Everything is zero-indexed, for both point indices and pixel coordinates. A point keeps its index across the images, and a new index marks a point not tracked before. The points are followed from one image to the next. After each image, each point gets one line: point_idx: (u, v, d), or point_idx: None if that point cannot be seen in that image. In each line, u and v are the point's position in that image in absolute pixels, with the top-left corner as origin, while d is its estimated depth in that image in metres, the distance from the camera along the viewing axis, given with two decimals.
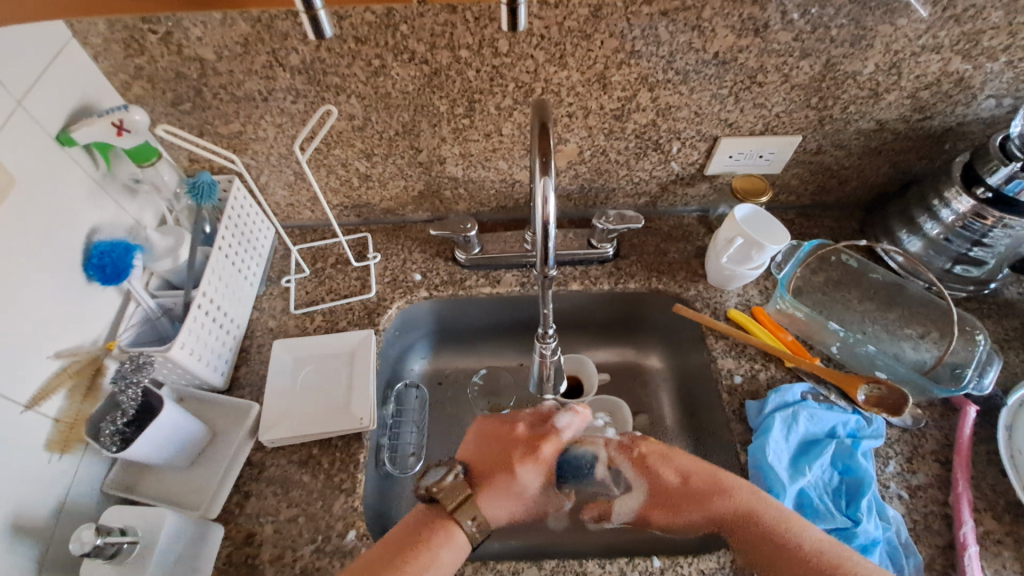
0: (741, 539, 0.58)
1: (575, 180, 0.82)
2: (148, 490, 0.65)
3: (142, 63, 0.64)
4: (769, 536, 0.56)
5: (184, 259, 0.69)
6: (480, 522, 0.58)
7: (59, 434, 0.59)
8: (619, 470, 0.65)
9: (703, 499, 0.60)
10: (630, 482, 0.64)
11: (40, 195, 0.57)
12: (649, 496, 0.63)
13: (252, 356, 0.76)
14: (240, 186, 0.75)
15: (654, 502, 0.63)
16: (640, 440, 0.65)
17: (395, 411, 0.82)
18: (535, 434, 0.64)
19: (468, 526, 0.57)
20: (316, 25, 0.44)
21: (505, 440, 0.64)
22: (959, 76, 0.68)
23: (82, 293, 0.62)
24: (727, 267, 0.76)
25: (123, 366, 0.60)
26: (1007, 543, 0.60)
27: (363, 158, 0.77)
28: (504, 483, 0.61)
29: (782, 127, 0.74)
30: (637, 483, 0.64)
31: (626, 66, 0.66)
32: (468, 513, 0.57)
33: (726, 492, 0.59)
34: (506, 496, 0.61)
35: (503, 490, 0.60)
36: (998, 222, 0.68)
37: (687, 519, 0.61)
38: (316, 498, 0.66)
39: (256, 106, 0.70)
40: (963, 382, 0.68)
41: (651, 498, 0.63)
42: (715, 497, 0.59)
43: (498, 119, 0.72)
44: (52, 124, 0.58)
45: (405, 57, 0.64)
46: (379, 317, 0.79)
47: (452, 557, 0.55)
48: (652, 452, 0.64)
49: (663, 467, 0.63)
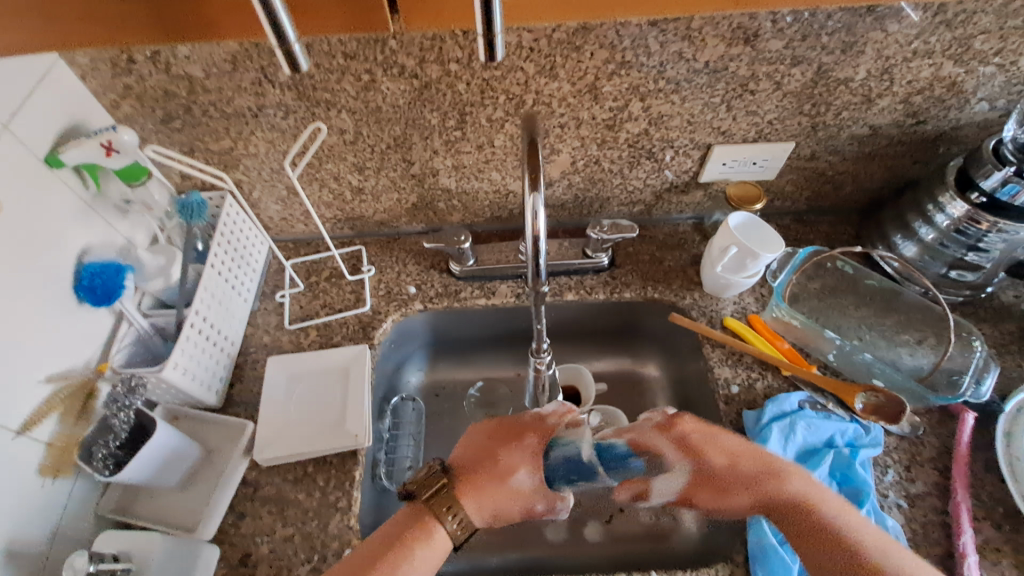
0: (794, 525, 0.56)
1: (569, 190, 0.81)
2: (143, 512, 0.65)
3: (130, 81, 0.64)
4: (815, 520, 0.55)
5: (176, 278, 0.69)
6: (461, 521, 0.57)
7: (52, 458, 0.58)
8: (664, 456, 0.63)
9: (750, 485, 0.58)
10: (671, 464, 0.63)
11: (28, 219, 0.56)
12: (695, 478, 0.61)
13: (246, 372, 0.76)
14: (232, 202, 0.74)
15: (699, 484, 0.61)
16: (680, 420, 0.63)
17: (392, 424, 0.82)
18: (521, 425, 0.64)
19: (450, 524, 0.56)
20: (291, 59, 0.43)
21: (488, 434, 0.63)
22: (952, 81, 0.67)
23: (73, 314, 0.61)
24: (722, 276, 0.76)
25: (115, 389, 0.60)
26: (1006, 551, 0.60)
27: (355, 172, 0.77)
28: (488, 473, 0.59)
29: (775, 134, 0.74)
30: (683, 468, 0.62)
31: (617, 76, 0.66)
32: (445, 507, 0.56)
33: (778, 479, 0.58)
34: (491, 491, 0.59)
35: (487, 486, 0.59)
36: (993, 227, 0.68)
37: (735, 504, 0.59)
38: (311, 517, 0.65)
39: (246, 122, 0.69)
40: (960, 391, 0.68)
41: (694, 481, 0.62)
42: (772, 483, 0.58)
43: (490, 131, 0.72)
44: (40, 146, 0.58)
45: (394, 72, 0.64)
46: (374, 331, 0.79)
47: (428, 559, 0.54)
48: (697, 437, 0.62)
49: (714, 453, 0.61)
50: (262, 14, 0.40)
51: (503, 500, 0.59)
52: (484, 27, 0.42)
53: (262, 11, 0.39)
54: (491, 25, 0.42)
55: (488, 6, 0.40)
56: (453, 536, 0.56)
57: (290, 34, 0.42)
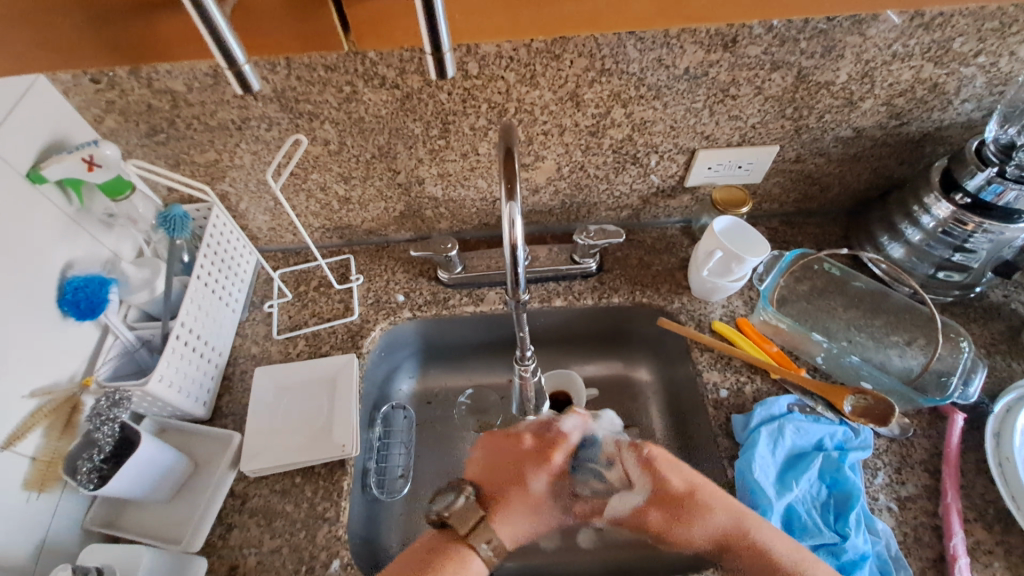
0: (733, 551, 0.56)
1: (555, 196, 0.82)
2: (130, 526, 0.64)
3: (112, 97, 0.64)
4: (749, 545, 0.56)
5: (160, 291, 0.69)
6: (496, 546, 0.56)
7: (36, 472, 0.58)
8: (626, 470, 0.62)
9: (692, 509, 0.58)
10: (634, 482, 0.61)
11: (10, 233, 0.56)
12: (653, 500, 0.60)
13: (235, 383, 0.75)
14: (219, 212, 0.74)
15: (654, 509, 0.60)
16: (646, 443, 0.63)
17: (382, 433, 0.81)
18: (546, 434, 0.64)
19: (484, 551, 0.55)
20: (242, 79, 0.44)
21: (514, 449, 0.63)
22: (933, 82, 0.68)
23: (57, 328, 0.61)
24: (709, 280, 0.76)
25: (99, 403, 0.59)
26: (998, 553, 0.60)
27: (341, 182, 0.77)
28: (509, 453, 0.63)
29: (759, 138, 0.74)
30: (645, 485, 0.60)
31: (598, 83, 0.66)
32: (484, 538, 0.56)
33: (699, 508, 0.58)
34: (521, 511, 0.59)
35: (519, 510, 0.59)
36: (978, 227, 0.68)
37: (693, 536, 0.57)
38: (299, 528, 0.65)
39: (230, 134, 0.69)
40: (948, 392, 0.67)
41: (650, 500, 0.60)
42: (698, 511, 0.57)
43: (473, 139, 0.72)
44: (21, 161, 0.58)
45: (376, 83, 0.64)
46: (362, 340, 0.79)
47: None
48: (663, 459, 0.61)
49: (671, 472, 0.60)
50: (209, 38, 0.40)
51: (534, 521, 0.60)
52: (431, 46, 0.42)
53: (208, 36, 0.40)
54: (440, 44, 0.42)
55: (434, 27, 0.41)
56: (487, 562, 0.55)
57: (239, 54, 0.42)
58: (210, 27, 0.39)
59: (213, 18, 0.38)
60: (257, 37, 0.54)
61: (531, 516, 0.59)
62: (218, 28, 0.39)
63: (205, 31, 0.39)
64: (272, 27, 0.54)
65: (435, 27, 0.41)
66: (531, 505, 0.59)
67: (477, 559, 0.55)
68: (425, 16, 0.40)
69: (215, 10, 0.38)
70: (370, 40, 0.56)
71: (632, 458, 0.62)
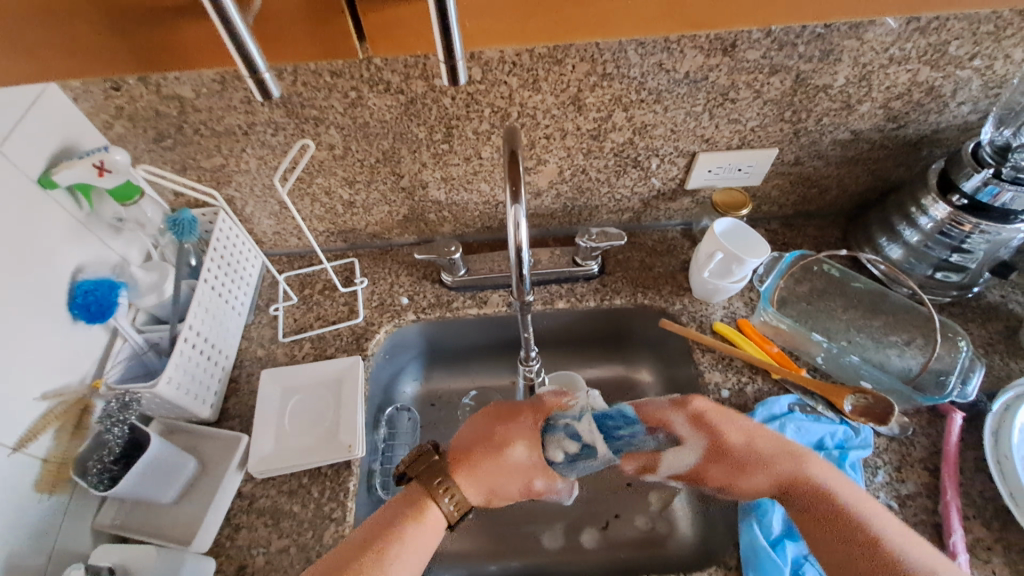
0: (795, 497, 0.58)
1: (557, 199, 0.82)
2: (139, 526, 0.65)
3: (122, 102, 0.65)
4: (829, 504, 0.56)
5: (169, 294, 0.70)
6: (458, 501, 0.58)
7: (47, 474, 0.59)
8: (674, 431, 0.63)
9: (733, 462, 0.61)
10: (684, 438, 0.62)
11: (22, 238, 0.57)
12: (709, 453, 0.62)
13: (241, 386, 0.76)
14: (226, 217, 0.75)
15: (711, 464, 0.62)
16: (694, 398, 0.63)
17: (386, 434, 0.82)
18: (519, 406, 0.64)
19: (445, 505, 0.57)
20: (262, 85, 0.45)
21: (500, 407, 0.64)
22: (929, 86, 0.69)
23: (68, 332, 0.62)
24: (710, 281, 0.77)
25: (110, 404, 0.60)
26: (997, 550, 0.60)
27: (346, 186, 0.78)
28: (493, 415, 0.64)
29: (757, 141, 0.75)
30: (698, 442, 0.62)
31: (599, 88, 0.67)
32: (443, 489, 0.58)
33: (766, 463, 0.60)
34: (486, 466, 0.60)
35: (484, 463, 0.60)
36: (975, 228, 0.69)
37: (749, 484, 0.60)
38: (306, 528, 0.66)
39: (237, 140, 0.70)
40: (946, 391, 0.68)
41: (707, 457, 0.62)
42: (761, 466, 0.60)
43: (477, 144, 0.73)
44: (33, 167, 0.59)
45: (381, 88, 0.65)
46: (367, 342, 0.80)
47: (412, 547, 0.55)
48: (708, 411, 0.62)
49: (726, 426, 0.62)
50: (230, 45, 0.41)
51: (499, 477, 0.60)
52: (445, 54, 0.44)
53: (229, 43, 0.41)
54: (453, 51, 0.43)
55: (447, 33, 0.42)
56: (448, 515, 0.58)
57: (259, 63, 0.43)
58: (231, 34, 0.40)
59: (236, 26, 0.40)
60: (269, 44, 0.53)
61: (500, 472, 0.60)
62: (240, 35, 0.40)
63: (228, 39, 0.40)
64: (284, 32, 0.52)
65: (449, 30, 0.42)
66: (498, 459, 0.60)
67: (433, 509, 0.57)
68: (439, 25, 0.41)
69: (238, 19, 0.40)
70: (382, 44, 0.54)
71: (679, 419, 0.62)
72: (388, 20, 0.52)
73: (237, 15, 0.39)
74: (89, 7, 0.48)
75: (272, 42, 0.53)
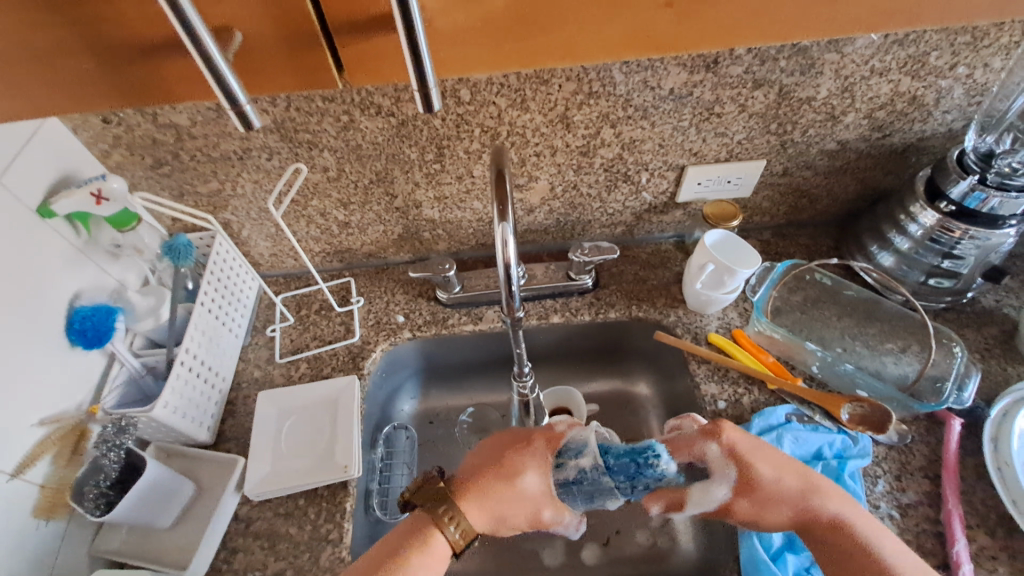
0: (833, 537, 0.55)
1: (550, 215, 0.83)
2: (136, 552, 0.64)
3: (119, 132, 0.67)
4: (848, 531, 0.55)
5: (165, 318, 0.71)
6: (463, 529, 0.55)
7: (46, 500, 0.59)
8: (704, 460, 0.59)
9: (765, 456, 0.59)
10: (713, 470, 0.59)
11: (22, 266, 0.58)
12: (737, 490, 0.58)
13: (238, 409, 0.76)
14: (222, 240, 0.76)
15: (739, 498, 0.58)
16: (725, 425, 0.60)
17: (384, 454, 0.81)
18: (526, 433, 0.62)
19: (450, 530, 0.54)
20: (244, 117, 0.46)
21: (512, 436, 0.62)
22: (912, 95, 0.70)
23: (64, 358, 0.62)
24: (703, 292, 0.77)
25: (107, 429, 0.62)
26: (1002, 559, 0.59)
27: (340, 208, 0.79)
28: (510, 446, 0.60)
29: (745, 153, 0.76)
30: (727, 475, 0.58)
31: (586, 106, 0.68)
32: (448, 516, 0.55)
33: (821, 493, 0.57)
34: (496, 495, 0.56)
35: (492, 486, 0.56)
36: (965, 234, 0.69)
37: (772, 519, 0.57)
38: (303, 551, 0.65)
39: (233, 164, 0.72)
40: (943, 397, 0.68)
41: (736, 489, 0.58)
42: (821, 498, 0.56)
43: (468, 162, 0.74)
44: (31, 197, 0.60)
45: (372, 111, 0.67)
46: (363, 361, 0.80)
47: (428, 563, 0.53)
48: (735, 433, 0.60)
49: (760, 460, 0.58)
50: (212, 83, 0.42)
51: (510, 505, 0.56)
52: (417, 82, 0.45)
53: (209, 77, 0.42)
54: (425, 80, 0.45)
55: (419, 63, 0.44)
56: (454, 544, 0.54)
57: (240, 95, 0.44)
58: (215, 72, 0.42)
59: (215, 60, 0.41)
60: (249, 76, 0.55)
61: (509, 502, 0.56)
62: (220, 72, 0.42)
63: (208, 74, 0.42)
64: (266, 67, 0.54)
65: (420, 60, 0.44)
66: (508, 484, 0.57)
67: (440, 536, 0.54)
68: (410, 54, 0.43)
69: (218, 55, 0.41)
70: (360, 76, 0.56)
71: (714, 448, 0.59)
72: (364, 54, 0.54)
73: (217, 52, 0.41)
74: (82, 48, 0.50)
75: (256, 77, 0.55)
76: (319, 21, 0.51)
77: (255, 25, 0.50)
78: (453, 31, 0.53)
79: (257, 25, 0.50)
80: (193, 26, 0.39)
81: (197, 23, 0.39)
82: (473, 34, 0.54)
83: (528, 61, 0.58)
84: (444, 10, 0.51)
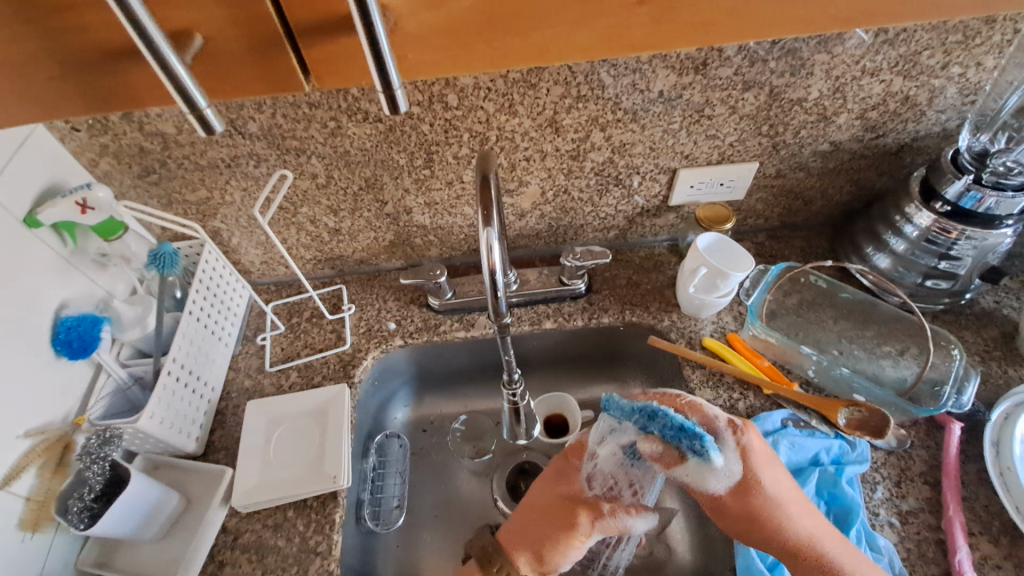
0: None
1: (542, 220, 0.83)
2: (122, 567, 0.63)
3: (106, 140, 0.67)
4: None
5: (152, 326, 0.71)
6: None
7: (31, 512, 0.58)
8: None
9: None
10: None
11: (6, 275, 0.58)
12: None
13: (227, 419, 0.75)
14: (211, 248, 0.75)
15: None
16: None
17: (377, 463, 0.80)
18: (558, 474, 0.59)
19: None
20: (204, 122, 0.45)
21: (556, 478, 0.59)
22: (905, 95, 0.69)
23: (48, 368, 0.62)
24: (696, 296, 0.76)
25: (89, 441, 0.59)
26: (1006, 568, 0.58)
27: (330, 214, 0.79)
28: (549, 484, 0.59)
29: (737, 155, 0.76)
30: None
31: (575, 109, 0.68)
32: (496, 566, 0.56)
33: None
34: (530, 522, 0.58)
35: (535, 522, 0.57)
36: (961, 234, 0.68)
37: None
38: (291, 564, 0.64)
39: (221, 172, 0.71)
40: (942, 401, 0.67)
41: None
42: None
43: (457, 168, 0.74)
44: (18, 206, 0.60)
45: (359, 117, 0.66)
46: (355, 368, 0.79)
47: None
48: None
49: None
50: (171, 87, 0.42)
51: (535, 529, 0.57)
52: (382, 86, 0.45)
53: (170, 86, 0.41)
54: (390, 83, 0.45)
55: (384, 70, 0.44)
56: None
57: (200, 99, 0.43)
58: (171, 77, 0.41)
59: (171, 64, 0.40)
60: (219, 82, 0.55)
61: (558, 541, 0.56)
62: (179, 76, 0.41)
63: (168, 83, 0.41)
64: (231, 68, 0.54)
65: (386, 71, 0.44)
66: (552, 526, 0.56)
67: None
68: (374, 59, 0.43)
69: (175, 59, 0.40)
70: (328, 80, 0.57)
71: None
72: (334, 54, 0.54)
73: (174, 56, 0.40)
74: (48, 54, 0.50)
75: (219, 82, 0.55)
76: (280, 22, 0.51)
77: (223, 33, 0.50)
78: (420, 34, 0.53)
79: (221, 28, 0.50)
80: (145, 25, 0.38)
81: (148, 22, 0.38)
82: (443, 35, 0.54)
83: (508, 61, 0.58)
84: (410, 10, 0.51)
